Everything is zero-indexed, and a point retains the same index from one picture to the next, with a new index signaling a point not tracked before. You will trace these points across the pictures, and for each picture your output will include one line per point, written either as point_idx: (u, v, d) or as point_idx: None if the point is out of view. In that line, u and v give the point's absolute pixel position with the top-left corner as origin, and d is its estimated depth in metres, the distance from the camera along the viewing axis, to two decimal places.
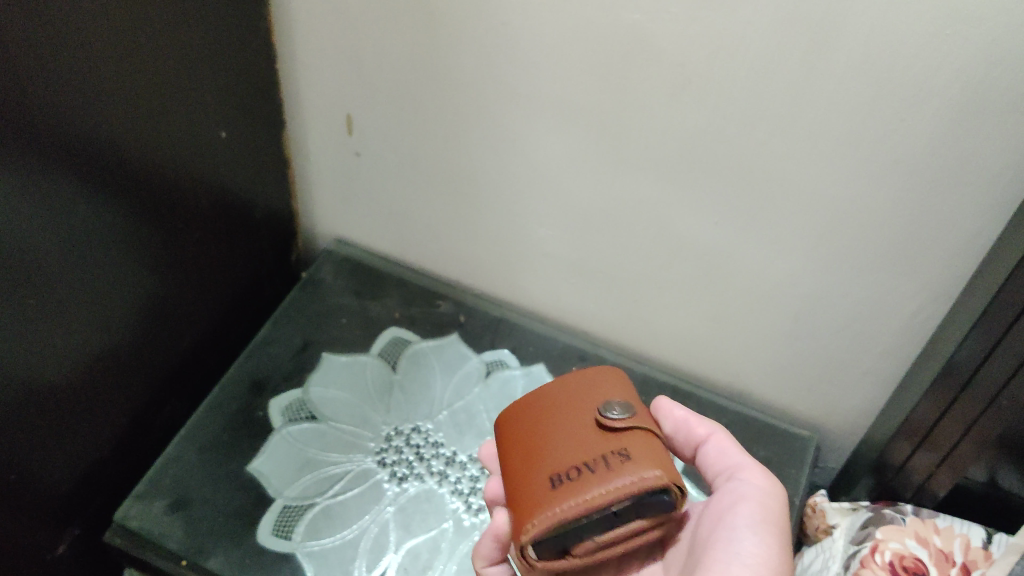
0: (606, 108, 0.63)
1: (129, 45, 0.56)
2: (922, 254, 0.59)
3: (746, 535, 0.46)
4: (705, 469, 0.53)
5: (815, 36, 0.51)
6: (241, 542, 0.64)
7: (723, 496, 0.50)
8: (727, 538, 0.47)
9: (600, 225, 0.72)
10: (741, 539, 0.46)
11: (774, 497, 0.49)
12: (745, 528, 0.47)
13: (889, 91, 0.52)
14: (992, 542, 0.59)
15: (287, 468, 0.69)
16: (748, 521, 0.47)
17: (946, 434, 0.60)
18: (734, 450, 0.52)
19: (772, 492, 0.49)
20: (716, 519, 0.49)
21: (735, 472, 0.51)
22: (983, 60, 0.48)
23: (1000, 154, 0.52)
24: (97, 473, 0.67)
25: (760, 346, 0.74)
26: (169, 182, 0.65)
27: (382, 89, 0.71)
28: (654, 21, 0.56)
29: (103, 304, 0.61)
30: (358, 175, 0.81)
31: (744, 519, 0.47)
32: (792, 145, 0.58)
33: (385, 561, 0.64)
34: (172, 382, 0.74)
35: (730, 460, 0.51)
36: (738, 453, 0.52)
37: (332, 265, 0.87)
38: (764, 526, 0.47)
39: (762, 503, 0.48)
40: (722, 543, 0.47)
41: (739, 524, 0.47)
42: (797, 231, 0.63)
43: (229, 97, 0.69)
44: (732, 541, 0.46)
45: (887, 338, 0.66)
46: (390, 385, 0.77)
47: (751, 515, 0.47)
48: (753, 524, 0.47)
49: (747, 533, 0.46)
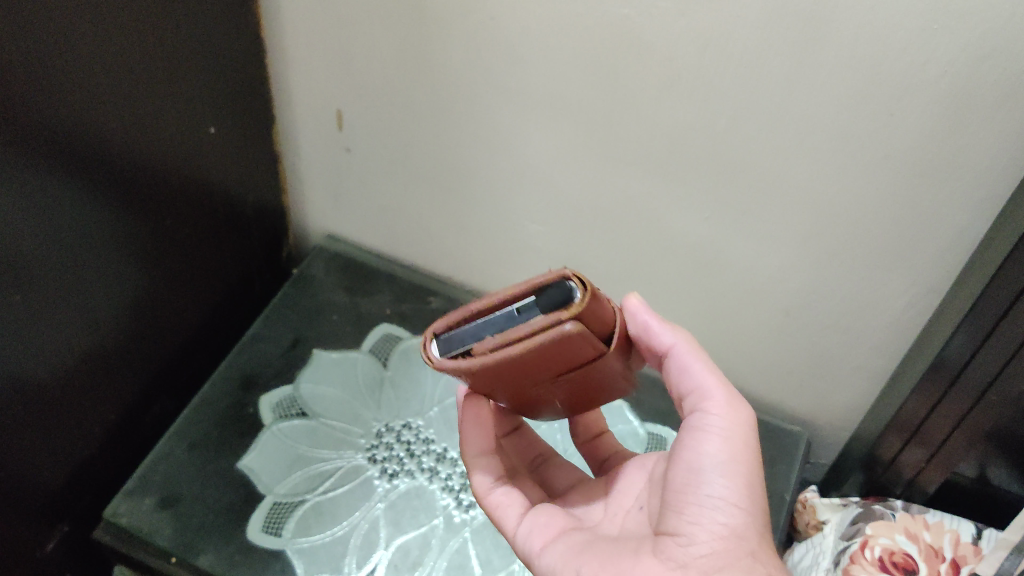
0: (595, 103, 0.62)
1: (116, 41, 0.55)
2: (912, 249, 0.59)
3: (714, 478, 0.44)
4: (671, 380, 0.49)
5: (804, 31, 0.51)
6: (231, 539, 0.64)
7: (691, 425, 0.47)
8: (696, 482, 0.45)
9: (590, 220, 0.72)
10: (710, 483, 0.44)
11: (744, 420, 0.46)
12: (713, 468, 0.44)
13: (877, 85, 0.52)
14: (981, 536, 0.60)
15: (277, 464, 0.69)
16: (715, 461, 0.44)
17: (936, 429, 0.59)
18: (699, 364, 0.48)
19: (741, 412, 0.46)
20: (684, 453, 0.46)
21: (700, 395, 0.47)
22: (972, 55, 0.48)
23: (989, 148, 0.51)
24: (86, 470, 0.67)
25: (751, 341, 0.74)
26: (158, 177, 0.65)
27: (372, 84, 0.71)
28: (643, 16, 0.55)
29: (92, 300, 0.61)
30: (349, 170, 0.81)
31: (710, 458, 0.45)
32: (782, 140, 0.58)
33: (375, 557, 0.64)
34: (163, 378, 0.74)
35: (695, 382, 0.47)
36: (706, 370, 0.47)
37: (324, 260, 0.87)
38: (733, 463, 0.45)
39: (729, 435, 0.45)
40: (692, 488, 0.45)
41: (705, 467, 0.44)
42: (786, 227, 0.63)
43: (219, 93, 0.69)
44: (701, 486, 0.44)
45: (877, 333, 0.66)
46: (381, 381, 0.77)
47: (717, 454, 0.45)
48: (721, 464, 0.44)
49: (714, 475, 0.44)
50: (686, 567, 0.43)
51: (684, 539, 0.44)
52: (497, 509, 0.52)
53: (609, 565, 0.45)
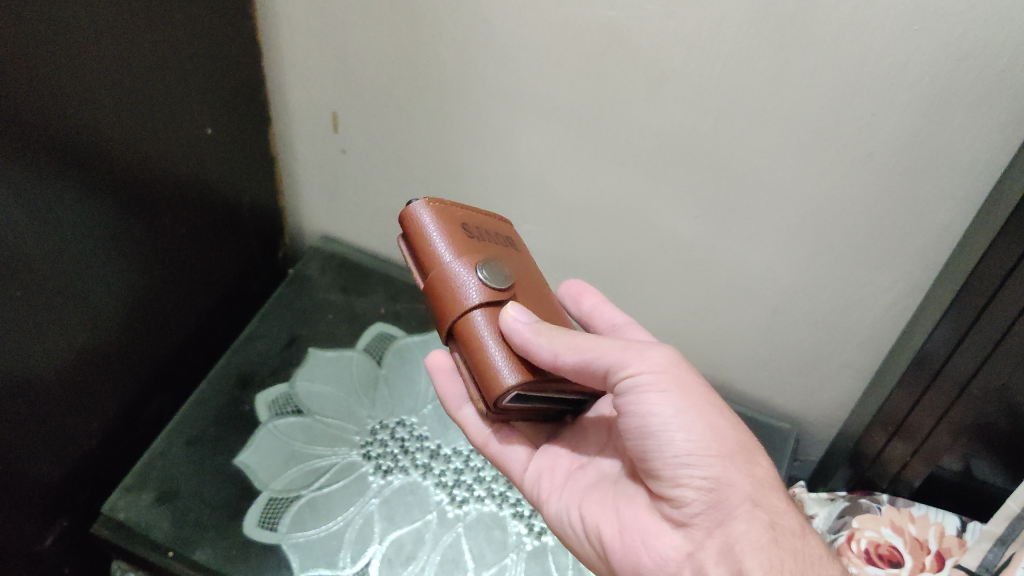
0: (586, 105, 0.64)
1: (115, 41, 0.57)
2: (896, 246, 0.60)
3: (675, 437, 0.45)
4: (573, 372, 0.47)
5: (789, 33, 0.52)
6: (228, 533, 0.65)
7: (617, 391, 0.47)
8: (660, 448, 0.45)
9: (581, 220, 0.73)
10: (672, 444, 0.45)
11: (664, 363, 0.46)
12: (667, 428, 0.45)
13: (861, 84, 0.53)
14: (966, 530, 0.61)
15: (273, 460, 0.70)
16: (665, 421, 0.45)
17: (921, 424, 0.60)
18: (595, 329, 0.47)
19: (660, 359, 0.46)
20: (631, 417, 0.46)
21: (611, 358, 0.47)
22: (952, 55, 0.49)
23: (971, 146, 0.53)
24: (85, 465, 0.68)
25: (741, 339, 0.75)
26: (156, 178, 0.66)
27: (367, 87, 0.72)
28: (631, 19, 0.57)
29: (91, 298, 0.62)
30: (344, 172, 0.82)
31: (660, 420, 0.45)
32: (768, 141, 0.59)
33: (370, 551, 0.64)
34: (160, 376, 0.75)
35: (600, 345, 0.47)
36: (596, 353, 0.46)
37: (319, 261, 0.89)
38: (683, 413, 0.45)
39: (664, 385, 0.46)
40: (659, 455, 0.45)
41: (659, 433, 0.45)
42: (773, 225, 0.64)
43: (215, 95, 0.70)
44: (666, 451, 0.45)
45: (863, 330, 0.67)
46: (375, 379, 0.78)
47: (663, 413, 0.45)
48: (672, 421, 0.45)
49: (672, 434, 0.45)
50: (690, 526, 0.45)
51: (676, 500, 0.45)
52: (500, 457, 0.56)
53: (612, 514, 0.49)
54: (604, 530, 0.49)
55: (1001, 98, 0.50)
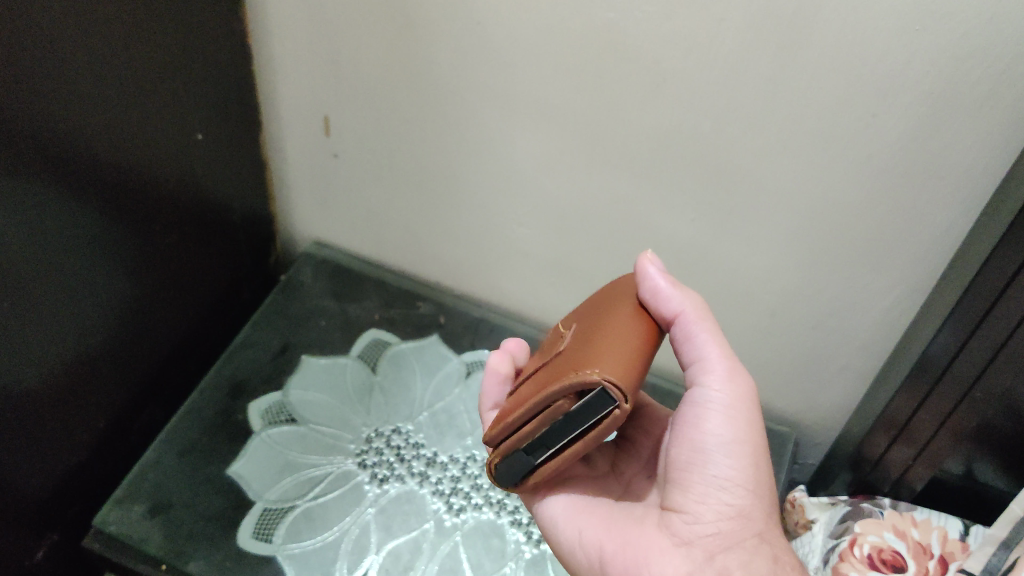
0: (583, 108, 0.63)
1: (102, 44, 0.55)
2: (896, 249, 0.60)
3: (722, 457, 0.46)
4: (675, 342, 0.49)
5: (788, 35, 0.52)
6: (221, 545, 0.64)
7: (691, 399, 0.48)
8: (702, 463, 0.46)
9: (578, 223, 0.72)
10: (716, 463, 0.46)
11: (746, 395, 0.47)
12: (719, 449, 0.46)
13: (861, 86, 0.52)
14: (968, 534, 0.60)
15: (268, 470, 0.69)
16: (720, 440, 0.46)
17: (923, 427, 0.60)
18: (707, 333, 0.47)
19: (742, 390, 0.47)
20: (688, 428, 0.47)
21: (701, 368, 0.47)
22: (953, 56, 0.48)
23: (972, 148, 0.52)
24: (75, 478, 0.67)
25: (739, 342, 0.75)
26: (146, 184, 0.65)
27: (359, 90, 0.71)
28: (628, 20, 0.56)
29: (79, 307, 0.61)
30: (336, 177, 0.81)
31: (714, 438, 0.46)
32: (767, 143, 0.58)
33: (367, 561, 0.64)
34: (151, 385, 0.74)
35: (697, 353, 0.47)
36: (708, 342, 0.47)
37: (311, 266, 0.88)
38: (737, 442, 0.46)
39: (731, 411, 0.47)
40: (698, 468, 0.46)
41: (710, 446, 0.46)
42: (772, 228, 0.64)
43: (205, 100, 0.69)
44: (707, 467, 0.46)
45: (862, 333, 0.67)
46: (370, 386, 0.77)
47: (722, 433, 0.46)
48: (727, 444, 0.46)
49: (720, 455, 0.46)
50: (691, 544, 0.46)
51: (692, 515, 0.46)
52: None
53: (616, 529, 0.49)
54: (606, 545, 0.48)
55: (1003, 99, 0.49)
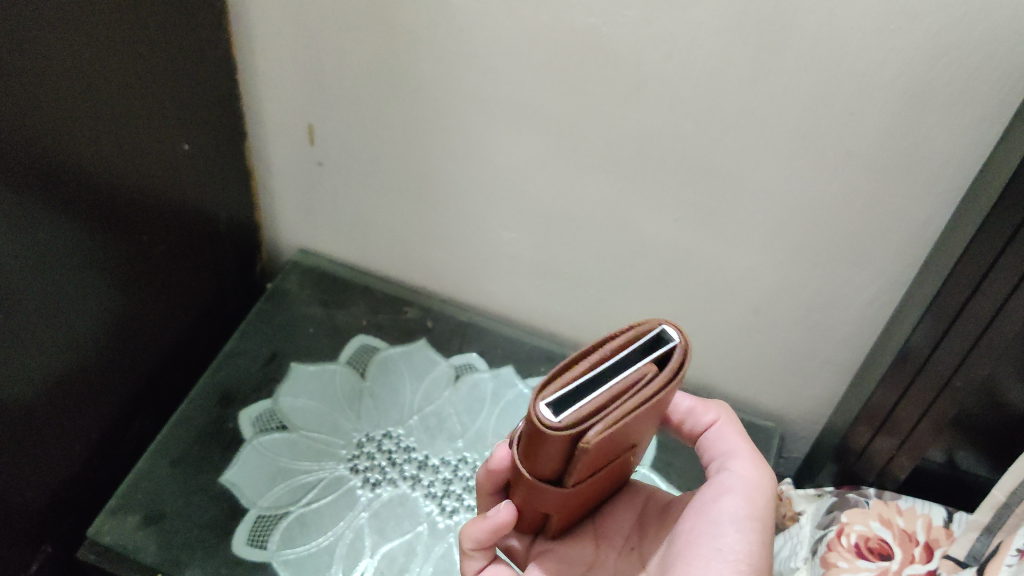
0: (564, 112, 0.64)
1: (86, 54, 0.56)
2: (876, 244, 0.61)
3: (730, 531, 0.48)
4: (704, 450, 0.55)
5: (768, 37, 0.53)
6: (217, 553, 0.64)
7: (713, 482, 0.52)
8: (711, 534, 0.49)
9: (562, 226, 0.73)
10: (725, 535, 0.48)
11: (764, 486, 0.51)
12: (730, 524, 0.49)
13: (838, 85, 0.54)
14: (952, 520, 0.62)
15: (259, 477, 0.69)
16: (733, 517, 0.49)
17: (905, 418, 0.61)
18: (738, 436, 0.54)
19: (760, 479, 0.51)
20: (702, 510, 0.51)
21: (729, 457, 0.53)
22: (927, 55, 0.50)
23: (947, 142, 0.53)
24: (67, 491, 0.67)
25: (723, 339, 0.76)
26: (132, 195, 0.65)
27: (343, 98, 0.72)
28: (609, 24, 0.57)
29: (70, 318, 0.61)
30: (321, 185, 0.82)
31: (728, 513, 0.49)
32: (748, 142, 0.59)
33: (362, 565, 0.64)
34: (141, 397, 0.74)
35: (728, 444, 0.53)
36: (737, 439, 0.53)
37: (297, 274, 0.88)
38: (748, 520, 0.49)
39: (749, 494, 0.50)
40: (705, 540, 0.49)
41: (723, 519, 0.49)
42: (754, 228, 0.65)
43: (190, 109, 0.69)
44: (715, 537, 0.48)
45: (845, 326, 0.68)
46: (359, 392, 0.77)
47: (736, 510, 0.49)
48: (736, 520, 0.49)
49: (730, 529, 0.49)
50: None
51: None
52: None
53: None
54: None
55: (977, 94, 0.50)
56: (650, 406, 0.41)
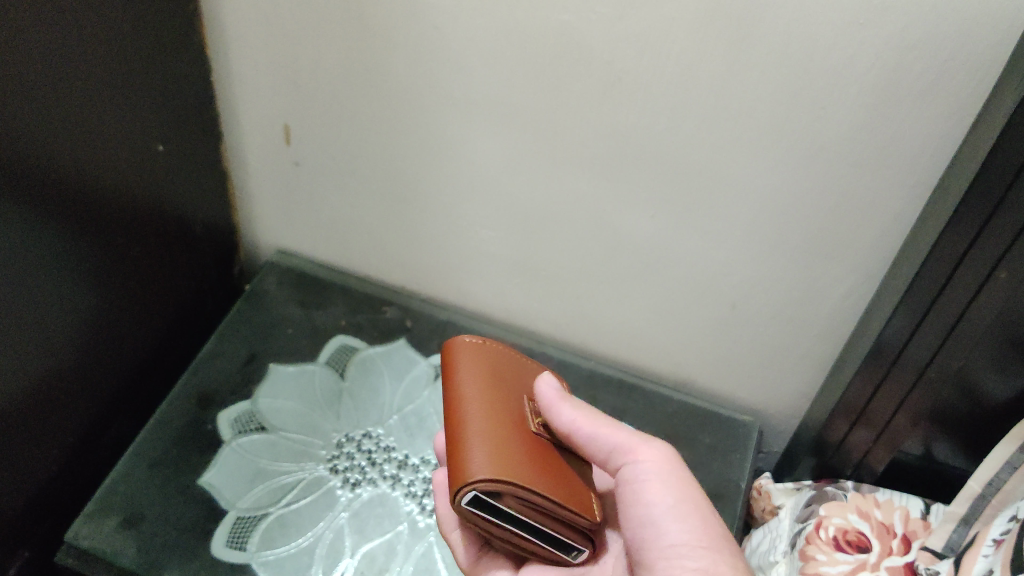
0: (538, 109, 0.64)
1: (59, 56, 0.56)
2: (849, 237, 0.62)
3: (670, 526, 0.48)
4: (587, 454, 0.52)
5: (739, 32, 0.53)
6: (196, 555, 0.64)
7: (623, 480, 0.50)
8: (656, 536, 0.48)
9: (538, 223, 0.73)
10: (669, 531, 0.47)
11: (665, 457, 0.50)
12: (663, 515, 0.48)
13: (809, 79, 0.54)
14: (930, 511, 0.62)
15: (238, 479, 0.69)
16: (663, 509, 0.48)
17: (881, 411, 0.61)
18: (606, 427, 0.51)
19: (658, 451, 0.50)
20: (632, 509, 0.49)
21: (618, 452, 0.51)
22: (897, 50, 0.50)
23: (919, 135, 0.54)
24: (44, 495, 0.66)
25: (701, 335, 0.76)
26: (108, 195, 0.64)
27: (319, 98, 0.72)
28: (582, 21, 0.57)
29: (45, 321, 0.61)
30: (298, 186, 0.82)
31: (658, 508, 0.48)
32: (721, 138, 0.60)
33: (342, 565, 0.64)
34: (119, 399, 0.74)
35: (609, 444, 0.50)
36: (610, 432, 0.51)
37: (276, 275, 0.88)
38: (679, 504, 0.48)
39: (665, 477, 0.49)
40: (654, 543, 0.48)
41: (658, 517, 0.48)
42: (729, 223, 0.65)
43: (164, 109, 0.69)
44: (662, 536, 0.48)
45: (822, 320, 0.69)
46: (339, 392, 0.77)
47: (662, 502, 0.48)
48: (669, 510, 0.48)
49: (669, 522, 0.48)
50: None
51: None
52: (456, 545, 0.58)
53: None
54: None
55: (946, 87, 0.51)
56: (519, 464, 0.46)
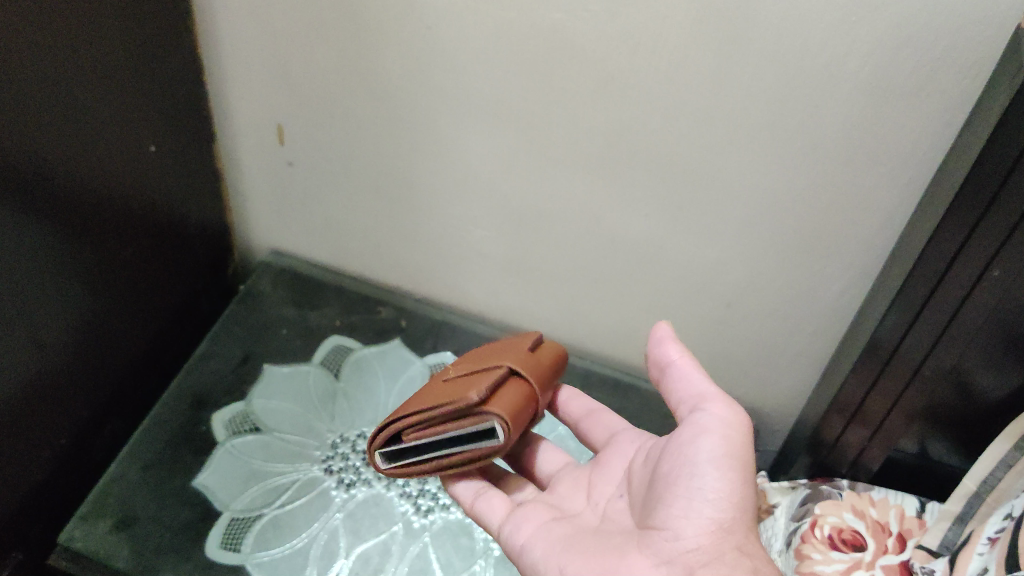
0: (531, 108, 0.64)
1: (49, 58, 0.55)
2: (843, 235, 0.61)
3: (708, 471, 0.44)
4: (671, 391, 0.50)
5: (731, 31, 0.53)
6: (190, 556, 0.64)
7: (691, 423, 0.47)
8: (688, 476, 0.45)
9: (532, 222, 0.73)
10: (703, 476, 0.44)
11: (737, 423, 0.46)
12: (707, 462, 0.44)
13: (802, 77, 0.54)
14: (925, 510, 0.62)
15: (232, 480, 0.69)
16: (710, 456, 0.44)
17: (875, 409, 0.61)
18: (699, 375, 0.49)
19: (730, 414, 0.46)
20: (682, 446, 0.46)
21: (700, 397, 0.48)
22: (889, 48, 0.50)
23: (912, 132, 0.54)
24: (37, 497, 0.66)
25: (696, 333, 0.76)
26: (100, 197, 0.64)
27: (312, 98, 0.72)
28: (573, 20, 0.57)
29: (37, 323, 0.61)
30: (292, 186, 0.82)
31: (704, 452, 0.45)
32: (714, 136, 0.59)
33: (337, 565, 0.64)
34: (112, 401, 0.74)
35: (696, 388, 0.48)
36: (701, 377, 0.49)
37: (270, 276, 0.87)
38: (726, 458, 0.44)
39: (726, 433, 0.45)
40: (684, 482, 0.45)
41: (699, 460, 0.44)
42: (723, 221, 0.65)
43: (156, 110, 0.69)
44: (693, 478, 0.44)
45: (816, 318, 0.68)
46: (333, 392, 0.77)
47: (711, 450, 0.45)
48: (713, 459, 0.44)
49: (708, 469, 0.44)
50: None
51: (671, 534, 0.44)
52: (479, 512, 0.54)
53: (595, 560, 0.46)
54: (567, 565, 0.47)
55: (939, 85, 0.51)
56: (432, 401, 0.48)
